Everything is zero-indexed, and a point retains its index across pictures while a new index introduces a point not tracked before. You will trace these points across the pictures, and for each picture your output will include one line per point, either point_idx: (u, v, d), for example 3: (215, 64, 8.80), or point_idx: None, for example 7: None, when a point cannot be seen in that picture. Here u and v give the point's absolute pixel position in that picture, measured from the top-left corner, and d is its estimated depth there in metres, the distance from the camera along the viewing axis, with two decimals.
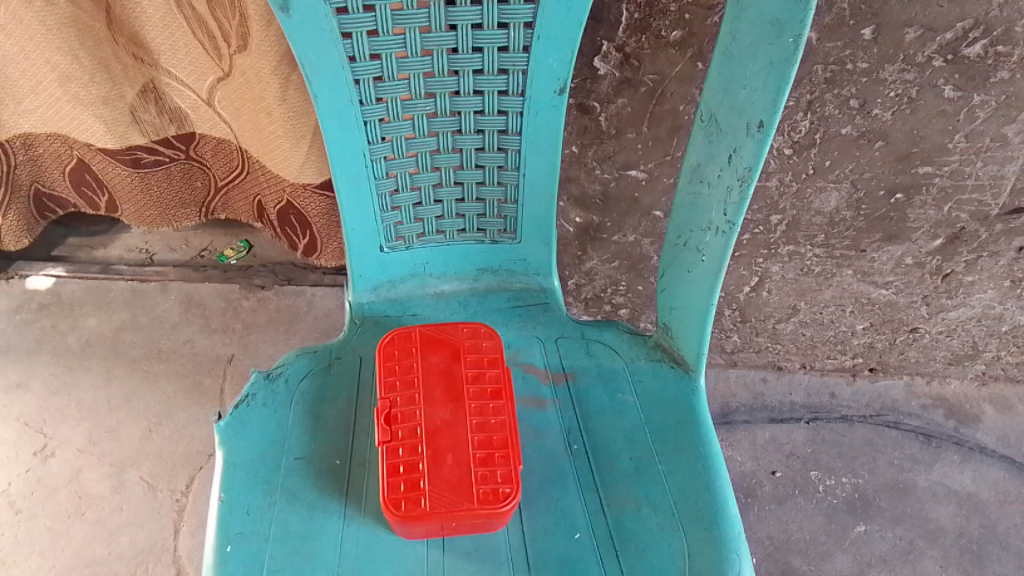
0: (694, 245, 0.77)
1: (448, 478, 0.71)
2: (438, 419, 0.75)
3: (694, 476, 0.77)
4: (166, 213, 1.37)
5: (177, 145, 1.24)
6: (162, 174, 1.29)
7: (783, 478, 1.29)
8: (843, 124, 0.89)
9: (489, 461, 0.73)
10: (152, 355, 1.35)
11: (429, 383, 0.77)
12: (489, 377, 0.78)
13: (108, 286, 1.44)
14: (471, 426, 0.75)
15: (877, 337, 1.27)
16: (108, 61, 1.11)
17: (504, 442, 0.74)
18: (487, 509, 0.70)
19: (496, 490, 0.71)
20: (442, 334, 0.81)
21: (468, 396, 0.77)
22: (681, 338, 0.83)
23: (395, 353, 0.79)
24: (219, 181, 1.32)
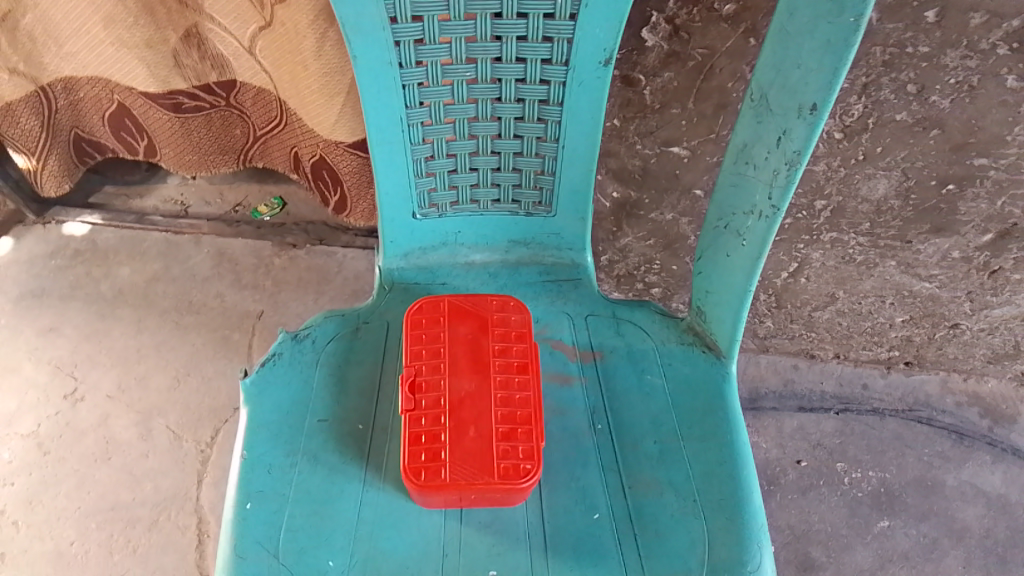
0: (734, 229, 0.74)
1: (469, 450, 0.71)
2: (462, 390, 0.74)
3: (720, 464, 0.76)
4: (205, 160, 1.37)
5: (217, 91, 1.23)
6: (202, 120, 1.29)
7: (809, 467, 1.27)
8: (898, 110, 0.86)
9: (511, 436, 0.72)
10: (183, 307, 1.36)
11: (455, 355, 0.77)
12: (516, 352, 0.77)
13: (142, 236, 1.45)
14: (495, 400, 0.74)
15: (915, 330, 1.24)
16: (152, 5, 1.10)
17: (527, 418, 0.73)
18: (507, 484, 0.69)
19: (518, 465, 0.70)
20: (470, 305, 0.80)
21: (494, 368, 0.76)
22: (715, 323, 0.81)
23: (423, 321, 0.78)
24: (258, 131, 1.31)
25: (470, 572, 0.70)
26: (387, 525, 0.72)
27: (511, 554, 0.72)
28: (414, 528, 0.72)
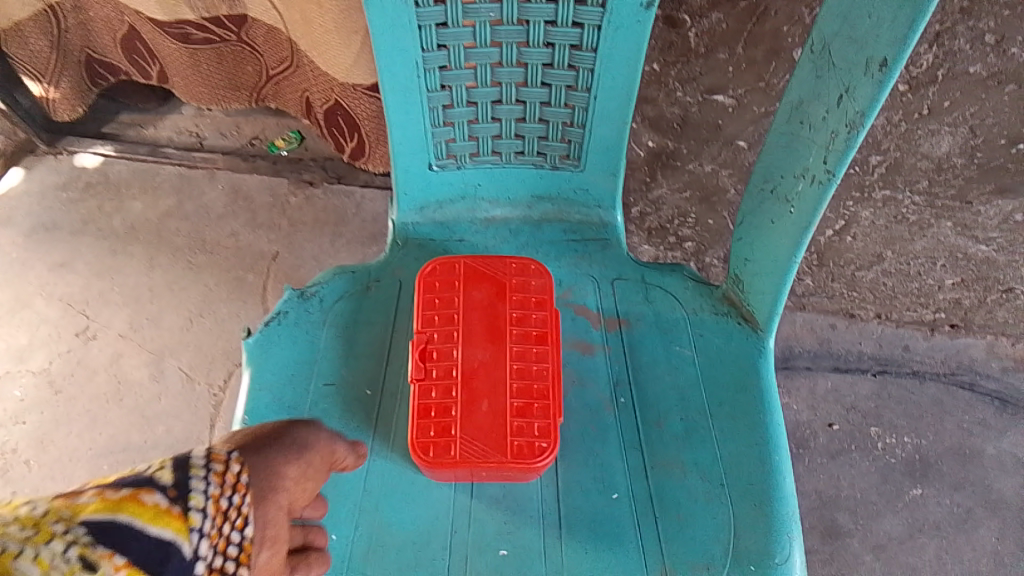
0: (782, 193, 0.67)
1: (482, 427, 0.66)
2: (476, 361, 0.69)
3: (751, 446, 0.70)
4: (216, 95, 1.30)
5: (228, 26, 1.16)
6: (212, 53, 1.21)
7: (841, 432, 1.21)
8: (973, 62, 0.77)
9: (527, 411, 0.67)
10: (196, 245, 1.31)
11: (470, 321, 0.71)
12: (535, 320, 0.72)
13: (155, 170, 1.39)
14: (511, 372, 0.69)
15: (965, 293, 1.17)
16: None
17: (544, 393, 0.68)
18: (521, 463, 0.65)
19: (532, 444, 0.66)
20: (487, 266, 0.74)
21: (511, 337, 0.70)
22: (754, 293, 0.74)
23: (436, 285, 0.73)
24: (270, 70, 1.23)
25: (478, 549, 0.67)
26: (393, 495, 0.68)
27: (523, 533, 0.68)
28: (420, 499, 0.69)
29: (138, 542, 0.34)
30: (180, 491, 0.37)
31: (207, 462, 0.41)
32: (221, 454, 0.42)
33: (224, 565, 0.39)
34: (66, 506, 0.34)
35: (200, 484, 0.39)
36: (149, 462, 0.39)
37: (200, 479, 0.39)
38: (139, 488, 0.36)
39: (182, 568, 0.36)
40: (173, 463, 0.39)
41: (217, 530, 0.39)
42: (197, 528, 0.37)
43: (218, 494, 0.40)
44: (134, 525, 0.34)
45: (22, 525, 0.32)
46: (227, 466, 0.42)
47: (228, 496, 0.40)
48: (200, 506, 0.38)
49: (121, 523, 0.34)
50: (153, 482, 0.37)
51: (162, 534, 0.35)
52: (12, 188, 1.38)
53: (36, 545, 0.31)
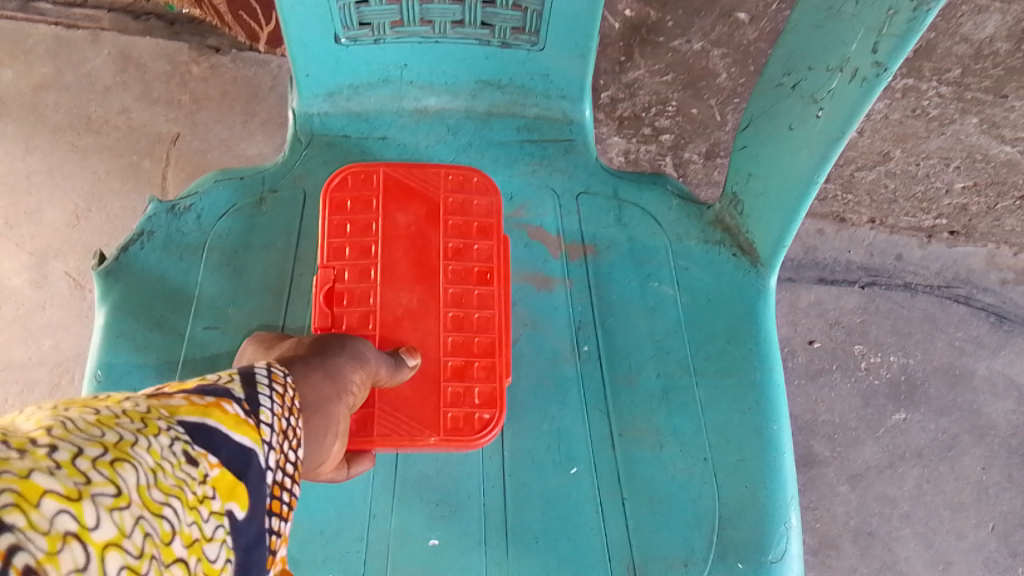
0: (807, 92, 0.50)
1: (406, 395, 0.52)
2: (399, 307, 0.54)
3: (743, 412, 0.56)
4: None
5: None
6: None
7: (821, 349, 1.10)
8: None
9: (465, 374, 0.53)
10: (80, 124, 1.09)
11: (392, 253, 0.55)
12: (477, 254, 0.56)
13: (28, 31, 1.11)
14: (444, 322, 0.54)
15: (974, 199, 1.02)
16: None
17: (488, 349, 0.54)
18: (457, 443, 0.52)
19: (472, 416, 0.52)
20: (415, 181, 0.57)
21: (444, 276, 0.55)
22: (755, 218, 0.58)
23: (347, 205, 0.55)
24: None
25: (402, 541, 0.54)
26: None
27: (459, 518, 0.54)
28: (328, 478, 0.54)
29: (224, 445, 0.30)
30: (252, 405, 0.34)
31: (269, 381, 0.37)
32: (279, 373, 0.38)
33: (285, 480, 0.35)
34: (159, 405, 0.29)
35: (266, 399, 0.35)
36: (214, 373, 0.35)
37: (267, 396, 0.35)
38: (219, 398, 0.32)
39: (259, 473, 0.32)
40: (239, 376, 0.36)
41: (281, 447, 0.35)
42: (268, 440, 0.34)
43: (281, 413, 0.36)
44: (221, 431, 0.31)
45: (131, 417, 0.27)
46: (286, 389, 0.38)
47: (288, 418, 0.36)
48: (268, 421, 0.34)
49: (212, 426, 0.30)
50: (228, 392, 0.33)
51: (244, 442, 0.32)
52: None
53: (147, 436, 0.27)
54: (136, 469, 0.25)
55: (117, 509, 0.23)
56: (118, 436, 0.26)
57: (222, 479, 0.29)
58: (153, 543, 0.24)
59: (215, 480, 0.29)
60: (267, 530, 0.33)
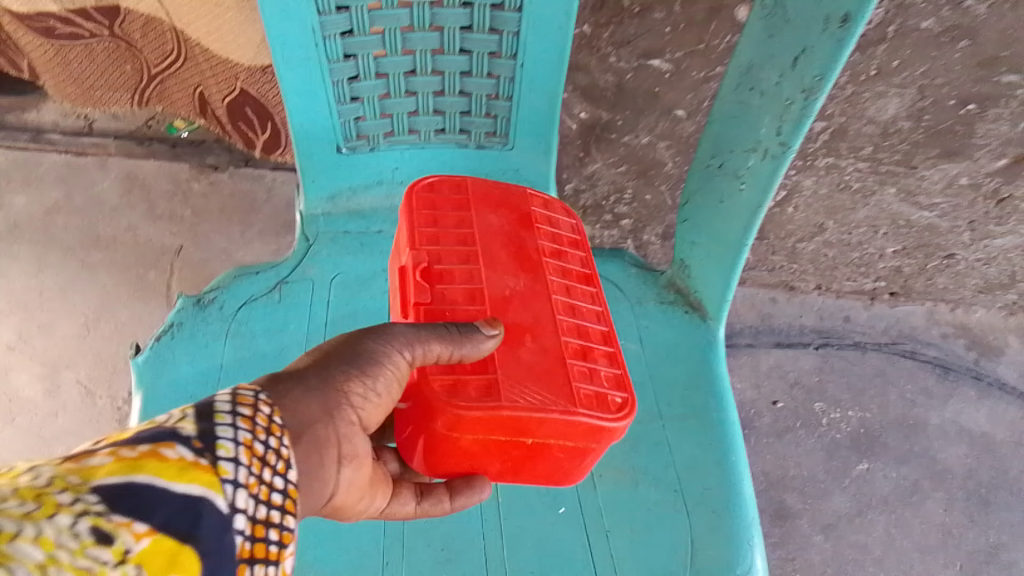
0: (731, 170, 0.60)
1: (532, 369, 0.47)
2: (506, 288, 0.51)
3: (706, 447, 0.64)
4: (91, 93, 1.09)
5: (97, 18, 0.95)
6: (82, 48, 1.01)
7: (785, 409, 1.18)
8: (926, 16, 0.71)
9: (588, 355, 0.49)
10: (89, 242, 1.18)
11: (488, 243, 0.54)
12: (574, 259, 0.56)
13: (39, 159, 1.25)
14: (555, 307, 0.51)
15: (906, 261, 1.14)
16: None
17: (604, 337, 0.51)
18: (600, 419, 0.46)
19: (603, 396, 0.47)
20: (503, 192, 0.58)
21: (546, 268, 0.53)
22: (701, 278, 0.69)
23: (440, 202, 0.55)
24: (152, 66, 1.03)
25: None
26: (318, 534, 0.60)
27: (463, 562, 0.60)
28: (344, 535, 0.60)
29: (160, 505, 0.28)
30: (206, 442, 0.32)
31: (232, 406, 0.35)
32: (247, 396, 0.36)
33: (270, 516, 0.33)
34: (72, 472, 0.27)
35: (227, 430, 0.33)
36: (167, 414, 0.33)
37: (227, 426, 0.33)
38: (157, 444, 0.31)
39: (218, 523, 0.30)
40: (195, 411, 0.34)
41: (255, 476, 0.33)
42: (231, 479, 0.31)
43: (249, 437, 0.34)
44: (157, 485, 0.29)
45: (25, 498, 0.26)
46: (257, 409, 0.36)
47: (264, 440, 0.35)
48: (231, 455, 0.32)
49: (140, 485, 0.28)
50: (174, 436, 0.31)
51: (190, 491, 0.30)
52: None
53: (38, 521, 0.25)
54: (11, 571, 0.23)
55: None
56: None
57: (155, 548, 0.27)
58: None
59: (142, 553, 0.27)
60: None
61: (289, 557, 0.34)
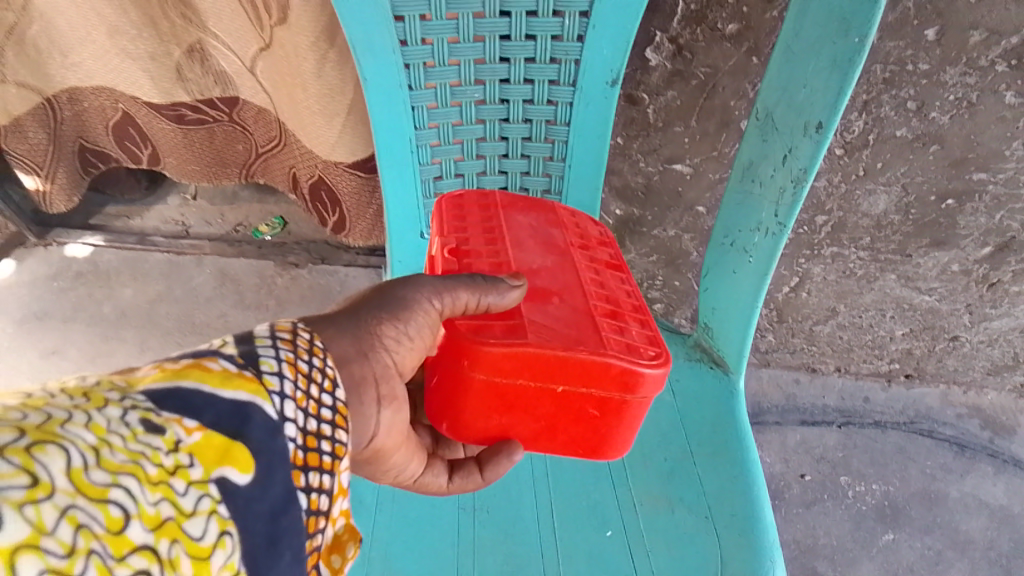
0: (741, 246, 0.75)
1: (561, 321, 0.52)
2: (535, 264, 0.58)
3: (731, 479, 0.75)
4: (208, 171, 1.26)
5: (219, 107, 1.14)
6: (205, 133, 1.19)
7: (813, 481, 1.26)
8: (899, 126, 0.87)
9: (617, 316, 0.55)
10: (185, 327, 1.34)
11: (514, 233, 0.62)
12: (603, 253, 0.64)
13: (145, 257, 1.44)
14: (579, 278, 0.58)
15: (915, 343, 1.25)
16: (156, 17, 1.02)
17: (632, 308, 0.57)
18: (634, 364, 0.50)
19: (634, 346, 0.51)
20: (533, 202, 0.67)
21: (570, 253, 0.61)
22: (722, 339, 0.83)
23: (470, 205, 0.65)
24: (260, 147, 1.20)
25: None
26: (403, 543, 0.72)
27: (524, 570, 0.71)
28: (425, 548, 0.72)
29: (208, 407, 0.30)
30: (248, 360, 0.34)
31: (272, 333, 0.37)
32: (286, 325, 0.38)
33: (322, 429, 0.36)
34: (117, 379, 0.30)
35: (268, 350, 0.35)
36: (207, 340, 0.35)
37: (268, 347, 0.35)
38: (200, 358, 0.32)
39: (268, 429, 0.32)
40: (235, 339, 0.36)
41: (301, 391, 0.35)
42: (277, 391, 0.33)
43: (292, 355, 0.36)
44: (202, 391, 0.30)
45: (72, 394, 0.28)
46: (297, 334, 0.38)
47: (308, 359, 0.37)
48: (275, 369, 0.34)
49: (187, 388, 0.30)
50: (215, 352, 0.33)
51: (237, 396, 0.31)
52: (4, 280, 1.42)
53: (88, 412, 0.27)
54: (65, 450, 0.25)
55: (33, 503, 0.23)
56: (43, 416, 0.25)
57: (207, 443, 0.29)
58: (91, 534, 0.24)
59: (194, 446, 0.28)
60: (300, 485, 0.33)
61: (343, 470, 0.37)
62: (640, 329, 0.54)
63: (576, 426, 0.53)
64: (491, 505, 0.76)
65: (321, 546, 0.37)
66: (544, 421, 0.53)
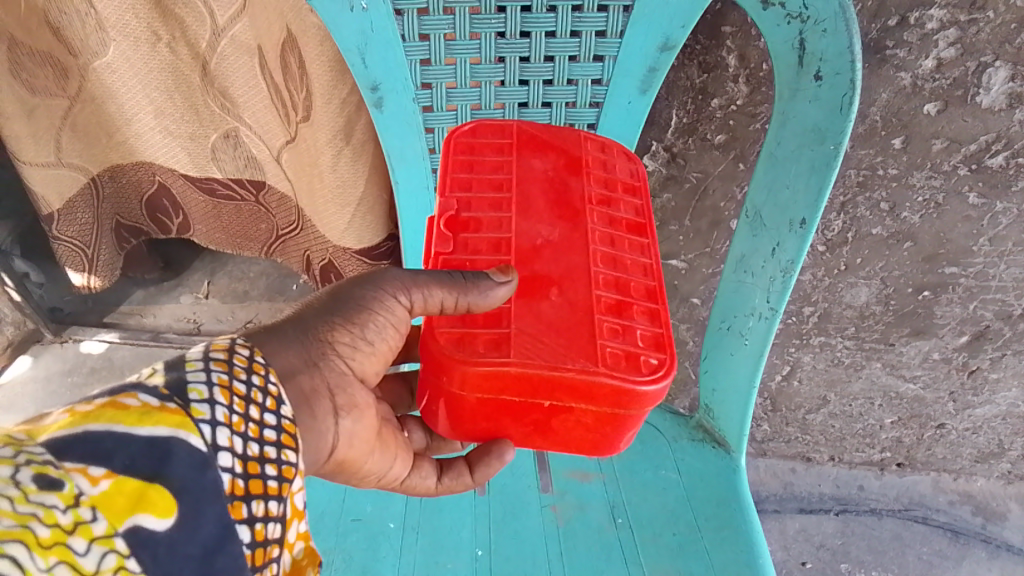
0: (736, 329, 0.82)
1: (555, 325, 0.55)
2: (540, 237, 0.61)
3: (737, 550, 0.79)
4: (233, 240, 1.34)
5: (247, 188, 1.22)
6: (233, 208, 1.27)
7: (813, 569, 1.29)
8: (874, 224, 0.95)
9: (623, 311, 0.57)
10: None
11: (524, 191, 0.63)
12: (626, 209, 0.65)
13: (158, 354, 1.50)
14: (586, 256, 0.60)
15: (904, 432, 1.31)
16: (198, 105, 1.12)
17: (643, 293, 0.59)
18: (626, 378, 0.53)
19: (630, 355, 0.54)
20: (551, 138, 0.68)
21: (584, 218, 0.62)
22: (722, 419, 0.88)
23: (481, 148, 0.66)
24: (280, 229, 1.27)
25: None
26: None
27: None
28: None
29: (120, 449, 0.35)
30: (176, 389, 0.40)
31: (205, 355, 0.43)
32: (223, 343, 0.45)
33: (265, 452, 0.42)
34: (25, 434, 0.35)
35: (199, 375, 0.41)
36: (139, 370, 0.41)
37: (199, 372, 0.41)
38: (118, 396, 0.38)
39: (198, 460, 0.38)
40: (165, 365, 0.42)
41: (238, 414, 0.42)
42: (207, 418, 0.40)
43: (224, 377, 0.42)
44: (116, 430, 0.36)
45: None
46: (229, 356, 0.44)
47: (244, 379, 0.44)
48: (204, 397, 0.40)
49: (102, 431, 0.36)
50: (136, 387, 0.39)
51: (155, 433, 0.37)
52: (20, 378, 1.48)
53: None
54: None
55: None
56: None
57: (117, 490, 0.34)
58: None
59: (96, 499, 0.33)
60: (243, 514, 0.40)
61: (295, 491, 0.44)
62: (644, 328, 0.56)
63: (569, 427, 0.57)
64: None
65: (280, 570, 0.44)
66: (534, 418, 0.57)
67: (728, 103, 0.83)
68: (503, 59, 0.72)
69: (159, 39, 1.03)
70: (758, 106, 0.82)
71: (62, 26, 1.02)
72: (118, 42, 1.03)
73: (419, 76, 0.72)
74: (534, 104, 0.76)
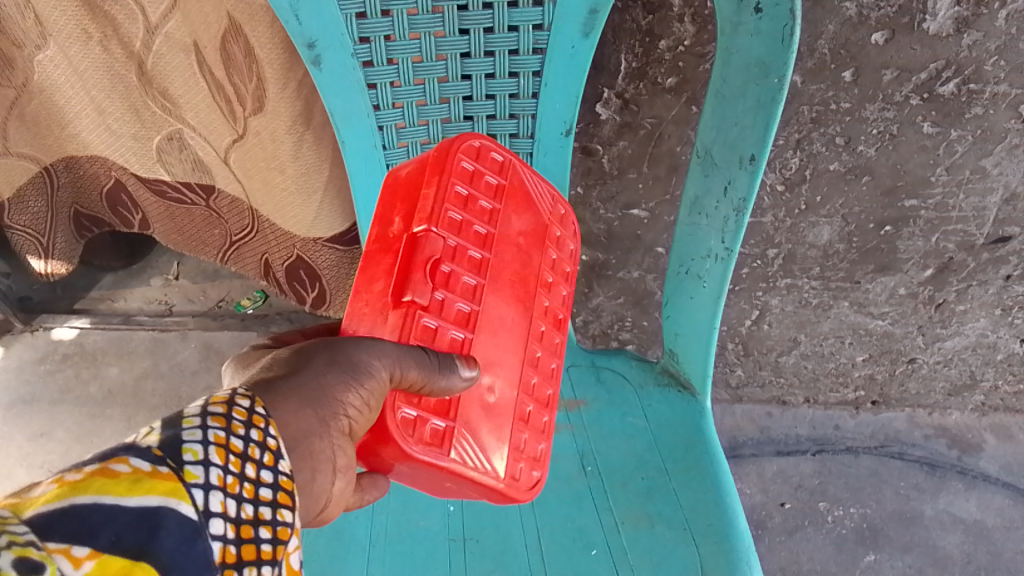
0: (694, 273, 0.82)
1: (484, 427, 0.63)
2: (500, 314, 0.65)
3: (705, 490, 0.79)
4: (190, 242, 1.32)
5: (197, 192, 1.20)
6: (185, 212, 1.25)
7: (793, 509, 1.30)
8: (831, 160, 0.95)
9: (529, 419, 0.68)
10: (172, 402, 1.40)
11: (494, 252, 0.65)
12: (554, 298, 0.73)
13: (130, 336, 1.50)
14: (523, 351, 0.68)
15: (877, 369, 1.32)
16: (139, 107, 1.10)
17: (546, 401, 0.70)
18: (518, 494, 0.65)
19: (526, 472, 0.67)
20: (531, 192, 0.70)
21: (532, 305, 0.69)
22: (686, 362, 0.88)
23: (475, 181, 0.64)
24: (233, 234, 1.26)
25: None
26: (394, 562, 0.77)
27: None
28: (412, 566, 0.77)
29: (107, 524, 0.31)
30: (169, 452, 0.35)
31: (203, 411, 0.39)
32: (224, 396, 0.42)
33: (260, 513, 0.38)
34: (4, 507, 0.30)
35: (197, 436, 0.37)
36: (135, 430, 0.37)
37: (195, 433, 0.37)
38: (107, 461, 0.33)
39: (185, 529, 0.33)
40: (162, 423, 0.38)
41: (233, 474, 0.37)
42: (201, 483, 0.35)
43: (222, 434, 0.38)
44: (104, 502, 0.31)
45: None
46: (229, 411, 0.40)
47: (243, 434, 0.40)
48: (199, 458, 0.36)
49: (85, 505, 0.31)
50: (126, 451, 0.34)
51: (145, 503, 0.32)
52: None
53: None
54: None
55: None
56: None
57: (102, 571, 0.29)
58: None
59: None
60: None
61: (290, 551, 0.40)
62: (537, 438, 0.68)
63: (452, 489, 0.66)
64: (480, 535, 0.80)
65: None
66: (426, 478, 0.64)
67: (676, 44, 0.82)
68: (442, 9, 0.70)
69: (92, 38, 1.01)
70: (706, 45, 0.82)
71: (3, 18, 0.99)
72: (56, 38, 1.01)
73: (355, 30, 0.71)
74: (476, 54, 0.74)
